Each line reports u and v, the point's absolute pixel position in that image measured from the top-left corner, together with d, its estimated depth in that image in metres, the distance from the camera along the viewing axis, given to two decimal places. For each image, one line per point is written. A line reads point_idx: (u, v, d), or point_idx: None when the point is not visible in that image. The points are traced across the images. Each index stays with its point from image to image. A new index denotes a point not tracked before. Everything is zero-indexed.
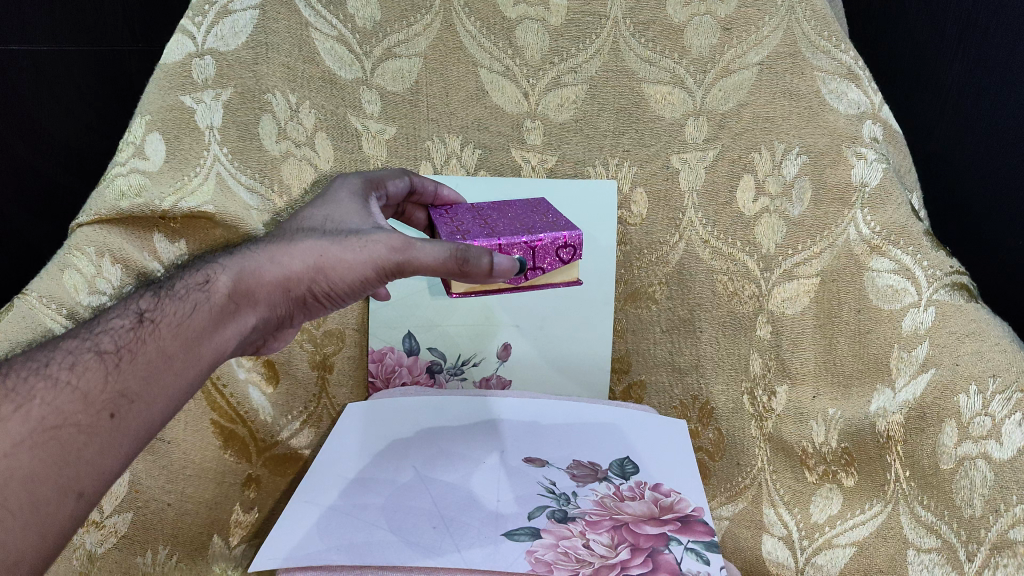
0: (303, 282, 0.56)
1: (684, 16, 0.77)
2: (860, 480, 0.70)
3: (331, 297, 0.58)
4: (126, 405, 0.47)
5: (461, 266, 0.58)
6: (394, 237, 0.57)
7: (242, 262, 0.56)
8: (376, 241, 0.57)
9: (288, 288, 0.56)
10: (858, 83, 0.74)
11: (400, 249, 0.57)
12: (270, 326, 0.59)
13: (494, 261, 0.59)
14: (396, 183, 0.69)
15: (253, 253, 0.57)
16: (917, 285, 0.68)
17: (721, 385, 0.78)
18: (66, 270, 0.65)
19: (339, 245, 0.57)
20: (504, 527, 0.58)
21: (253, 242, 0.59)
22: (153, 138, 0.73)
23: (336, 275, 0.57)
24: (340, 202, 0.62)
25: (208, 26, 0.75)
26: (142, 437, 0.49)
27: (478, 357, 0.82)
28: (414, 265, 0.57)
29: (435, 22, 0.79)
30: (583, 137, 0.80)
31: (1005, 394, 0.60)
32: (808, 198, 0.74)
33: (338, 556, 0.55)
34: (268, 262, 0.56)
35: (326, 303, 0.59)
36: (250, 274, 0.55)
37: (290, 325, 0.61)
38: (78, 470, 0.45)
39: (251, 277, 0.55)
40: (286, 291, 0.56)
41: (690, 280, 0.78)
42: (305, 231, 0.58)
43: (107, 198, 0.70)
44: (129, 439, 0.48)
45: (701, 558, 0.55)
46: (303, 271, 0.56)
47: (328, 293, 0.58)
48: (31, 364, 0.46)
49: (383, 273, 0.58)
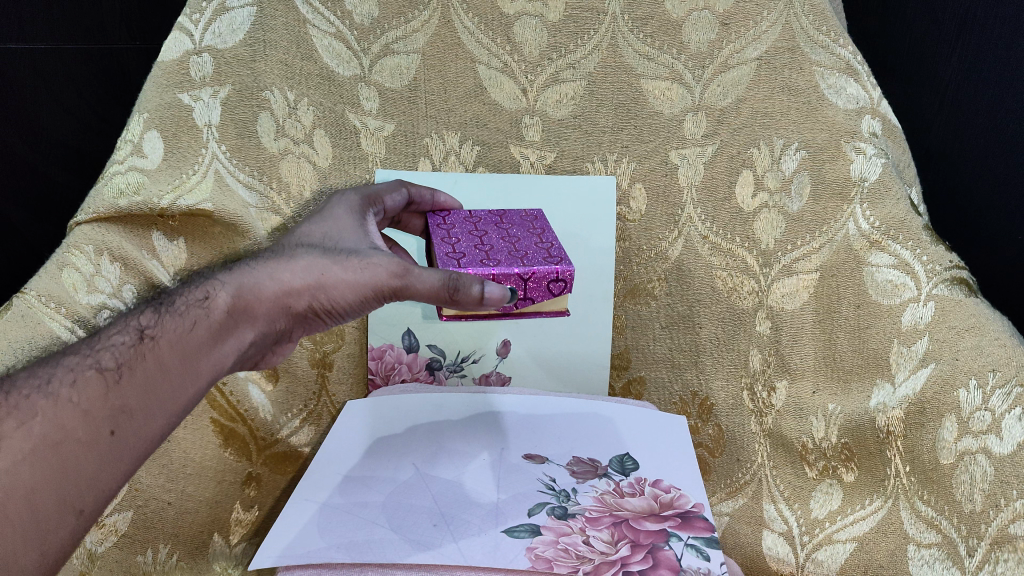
0: (303, 299, 0.57)
1: (682, 12, 0.77)
2: (861, 476, 0.69)
3: (329, 313, 0.59)
4: (125, 421, 0.50)
5: (453, 295, 0.57)
6: (394, 260, 0.57)
7: (242, 277, 0.56)
8: (376, 263, 0.57)
9: (288, 305, 0.57)
10: (857, 78, 0.74)
11: (401, 270, 0.57)
12: (268, 341, 0.59)
13: (486, 289, 0.58)
14: (393, 197, 0.70)
15: (252, 268, 0.57)
16: (917, 280, 0.68)
17: (721, 380, 0.77)
18: (64, 269, 0.65)
19: (339, 265, 0.57)
20: (504, 523, 0.58)
21: (252, 255, 0.59)
22: (151, 135, 0.72)
23: (335, 294, 0.57)
24: (339, 219, 0.63)
25: (205, 24, 0.75)
26: (141, 452, 0.51)
27: (477, 354, 0.82)
28: (410, 290, 0.57)
29: (432, 18, 0.79)
30: (582, 132, 0.80)
31: (1004, 389, 0.60)
32: (808, 193, 0.74)
33: (339, 553, 0.55)
34: (268, 278, 0.56)
35: (324, 319, 0.59)
36: (249, 289, 0.56)
37: (289, 340, 0.62)
38: (78, 486, 0.48)
39: (249, 293, 0.56)
40: (286, 306, 0.57)
41: (690, 276, 0.78)
42: (304, 247, 0.58)
43: (105, 195, 0.69)
44: (127, 453, 0.50)
45: (701, 555, 0.55)
46: (302, 288, 0.56)
47: (327, 310, 0.58)
48: (34, 381, 0.49)
49: (381, 295, 0.58)
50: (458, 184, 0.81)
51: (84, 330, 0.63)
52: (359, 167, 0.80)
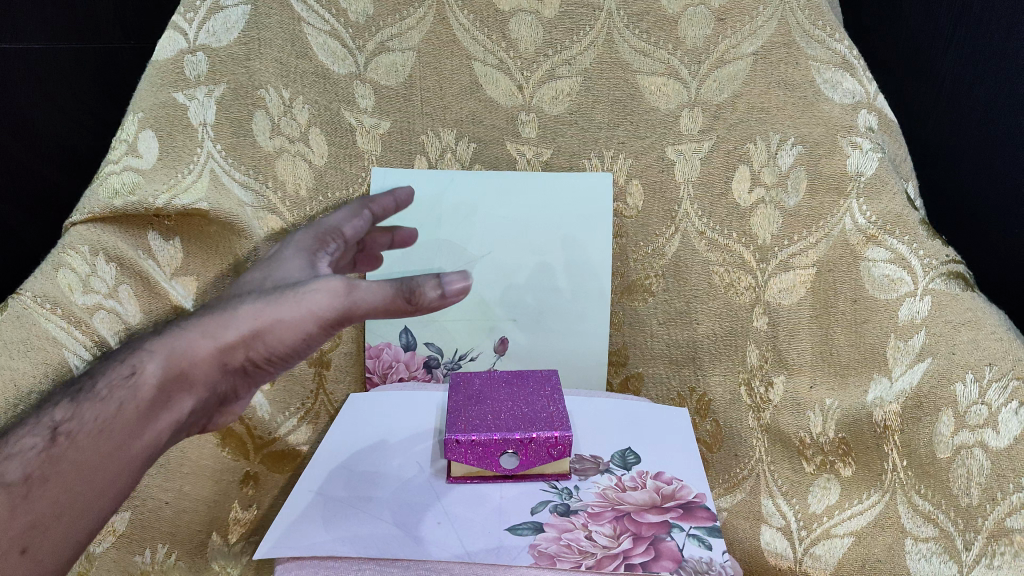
0: (240, 352, 0.52)
1: (679, 7, 0.77)
2: (857, 470, 0.69)
3: (275, 358, 0.53)
4: (38, 538, 0.47)
5: (406, 303, 0.50)
6: (332, 281, 0.50)
7: (172, 341, 0.52)
8: (314, 290, 0.50)
9: (225, 360, 0.52)
10: (852, 72, 0.74)
11: (340, 289, 0.50)
12: (214, 403, 0.55)
13: (446, 285, 0.51)
14: (352, 223, 0.64)
15: (183, 329, 0.53)
16: (913, 275, 0.68)
17: (719, 376, 0.78)
18: (60, 270, 0.64)
19: (274, 302, 0.51)
20: (507, 520, 0.58)
21: (188, 314, 0.55)
22: (146, 135, 0.72)
23: (275, 335, 0.51)
24: (285, 258, 0.58)
25: (200, 22, 0.74)
26: (61, 562, 0.48)
27: (475, 352, 0.82)
28: (359, 309, 0.50)
29: (428, 15, 0.79)
30: (578, 129, 0.80)
31: (1001, 381, 0.60)
32: (804, 188, 0.74)
33: (343, 549, 0.55)
34: (199, 339, 0.52)
35: (269, 367, 0.54)
36: (179, 356, 0.52)
37: (241, 395, 0.57)
38: None
39: (182, 357, 0.51)
40: (223, 363, 0.52)
41: (687, 271, 0.79)
42: (239, 297, 0.53)
43: (100, 196, 0.69)
44: (44, 567, 0.47)
45: (703, 544, 0.56)
46: (236, 342, 0.51)
47: (271, 356, 0.52)
48: None
49: (327, 325, 0.51)
50: (453, 182, 0.81)
51: (80, 330, 0.63)
52: (354, 165, 0.80)
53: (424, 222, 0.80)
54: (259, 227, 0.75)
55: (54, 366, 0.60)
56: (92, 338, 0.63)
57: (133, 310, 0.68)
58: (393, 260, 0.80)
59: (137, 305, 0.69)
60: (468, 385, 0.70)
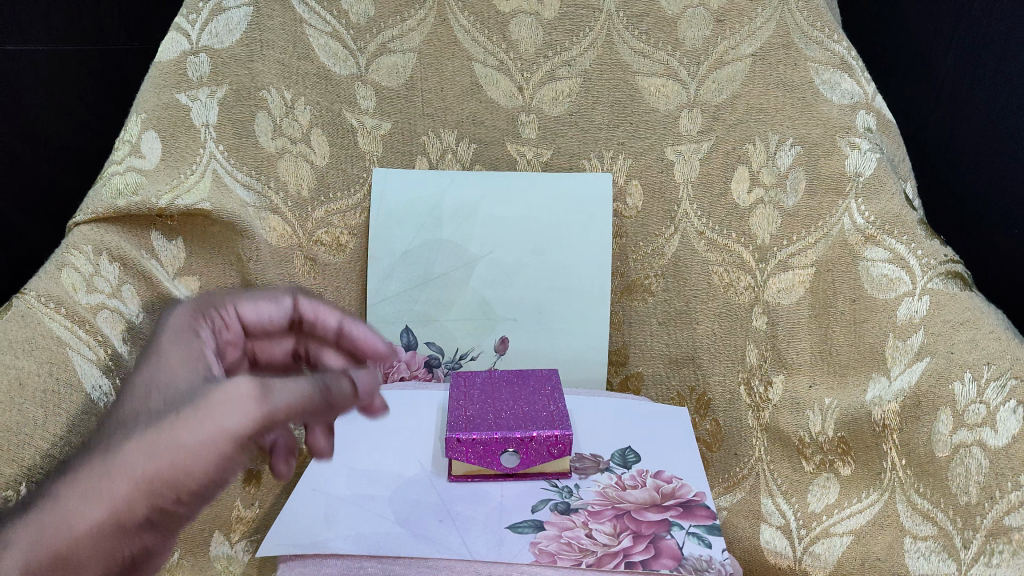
0: (143, 504, 0.41)
1: (677, 8, 0.78)
2: (856, 470, 0.69)
3: (191, 494, 0.43)
4: None
5: (326, 398, 0.44)
6: (246, 384, 0.43)
7: (45, 518, 0.40)
8: (231, 395, 0.43)
9: (122, 520, 0.41)
10: (851, 73, 0.75)
11: (226, 404, 0.42)
12: (121, 570, 0.43)
13: (355, 379, 0.45)
14: (271, 307, 0.57)
15: (55, 497, 0.41)
16: (911, 274, 0.68)
17: (718, 376, 0.78)
18: (63, 269, 0.64)
19: (174, 427, 0.41)
20: (508, 519, 0.58)
21: (65, 471, 0.44)
22: (149, 136, 0.73)
23: (190, 464, 0.41)
24: (161, 364, 0.47)
25: (202, 24, 0.75)
26: None
27: (475, 351, 0.82)
28: (281, 413, 0.43)
29: (429, 16, 0.80)
30: (578, 130, 0.81)
31: (999, 380, 0.60)
32: (803, 188, 0.74)
33: (345, 545, 0.56)
34: (81, 502, 0.40)
35: (187, 509, 0.44)
36: (52, 537, 0.40)
37: (156, 550, 0.46)
38: None
39: (60, 534, 0.40)
40: (117, 526, 0.41)
41: (686, 271, 0.79)
42: (126, 428, 0.43)
43: (104, 196, 0.70)
44: None
45: (703, 542, 0.56)
46: (134, 493, 0.41)
47: (187, 492, 0.42)
48: None
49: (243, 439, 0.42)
50: (454, 182, 0.82)
51: (84, 330, 0.62)
52: (356, 166, 0.81)
53: (426, 222, 0.81)
54: (261, 228, 0.75)
55: (58, 365, 0.59)
56: (96, 337, 0.63)
57: (136, 310, 0.67)
58: (395, 259, 0.81)
59: (141, 305, 0.68)
60: (469, 384, 0.71)
